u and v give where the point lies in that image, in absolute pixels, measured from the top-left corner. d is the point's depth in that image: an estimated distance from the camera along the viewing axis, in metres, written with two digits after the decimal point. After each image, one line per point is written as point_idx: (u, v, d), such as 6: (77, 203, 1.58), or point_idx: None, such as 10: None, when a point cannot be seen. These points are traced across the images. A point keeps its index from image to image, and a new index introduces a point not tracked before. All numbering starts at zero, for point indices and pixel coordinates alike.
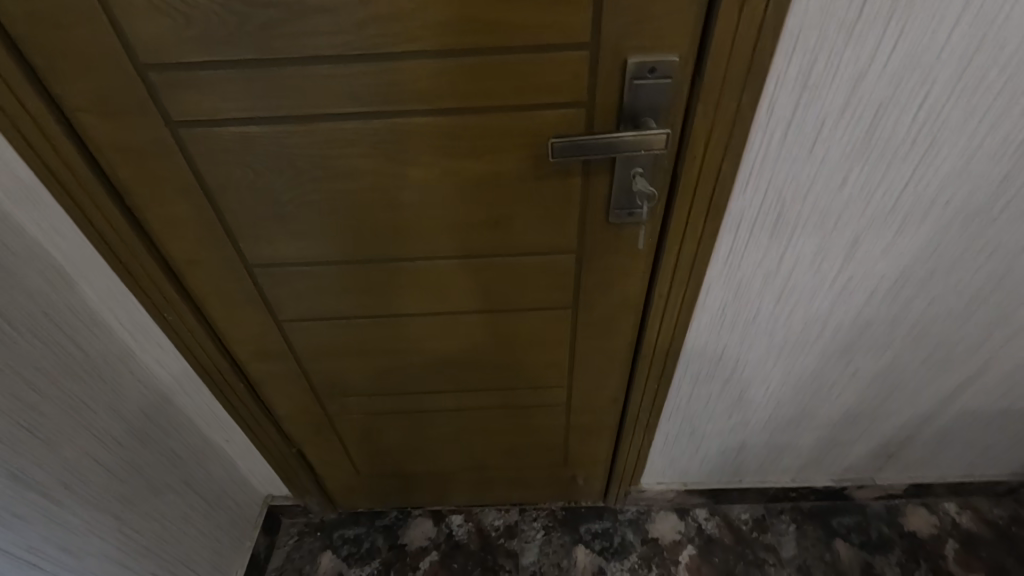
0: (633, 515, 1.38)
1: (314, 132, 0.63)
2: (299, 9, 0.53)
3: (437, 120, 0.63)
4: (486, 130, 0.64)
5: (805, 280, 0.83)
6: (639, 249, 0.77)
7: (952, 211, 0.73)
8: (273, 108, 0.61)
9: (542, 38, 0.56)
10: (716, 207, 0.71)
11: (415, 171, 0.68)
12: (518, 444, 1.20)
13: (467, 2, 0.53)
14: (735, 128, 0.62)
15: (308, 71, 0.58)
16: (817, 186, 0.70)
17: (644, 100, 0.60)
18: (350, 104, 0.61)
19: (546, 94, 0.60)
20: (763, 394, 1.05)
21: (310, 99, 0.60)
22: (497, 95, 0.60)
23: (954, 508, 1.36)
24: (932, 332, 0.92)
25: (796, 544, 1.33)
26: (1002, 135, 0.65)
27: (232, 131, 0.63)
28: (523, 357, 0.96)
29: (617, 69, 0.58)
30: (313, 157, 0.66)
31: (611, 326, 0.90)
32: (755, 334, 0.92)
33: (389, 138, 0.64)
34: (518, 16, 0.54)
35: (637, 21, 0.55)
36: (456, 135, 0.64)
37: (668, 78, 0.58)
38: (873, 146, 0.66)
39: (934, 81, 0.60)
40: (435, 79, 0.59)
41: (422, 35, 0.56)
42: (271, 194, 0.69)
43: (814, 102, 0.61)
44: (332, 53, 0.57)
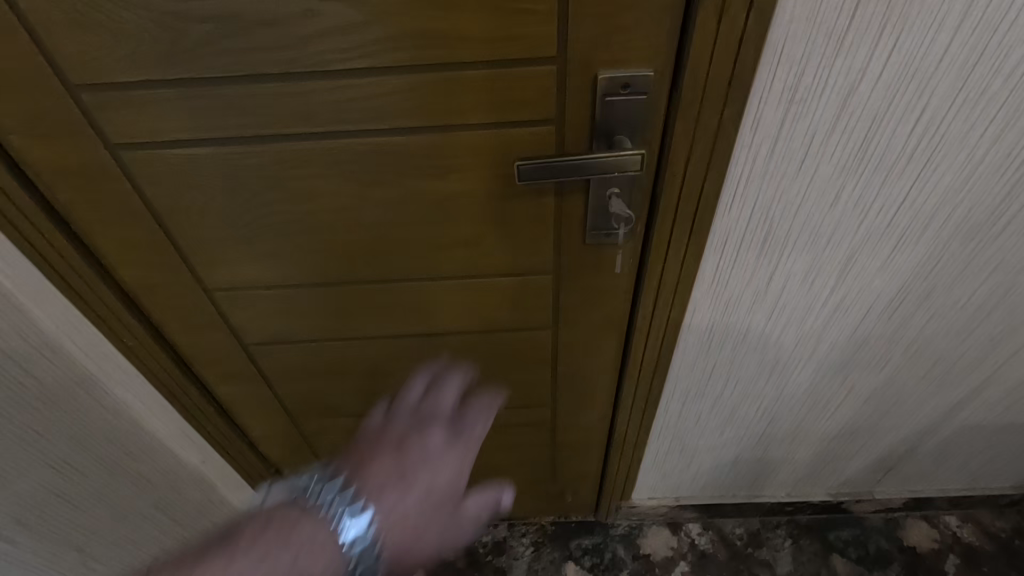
0: (625, 530, 1.34)
1: (265, 153, 0.59)
2: (238, 23, 0.49)
3: (396, 140, 0.58)
4: (450, 149, 0.59)
5: (796, 299, 0.78)
6: (620, 269, 0.73)
7: (952, 227, 0.68)
8: (219, 128, 0.57)
9: (505, 52, 0.51)
10: (700, 226, 0.66)
11: (377, 193, 0.63)
12: (503, 462, 1.16)
13: (420, 14, 0.49)
14: (717, 145, 0.58)
15: (253, 90, 0.54)
16: (807, 203, 0.65)
17: (618, 117, 0.56)
18: (302, 124, 0.56)
19: (513, 111, 0.56)
20: (755, 412, 1.01)
21: (257, 119, 0.56)
22: (459, 112, 0.56)
23: (956, 521, 1.32)
24: (931, 349, 0.87)
25: (792, 559, 1.29)
26: (1006, 148, 0.60)
27: (177, 152, 0.59)
28: (504, 377, 0.92)
29: (588, 84, 0.54)
30: (266, 180, 0.61)
31: (594, 346, 0.86)
32: (746, 352, 0.88)
33: (347, 159, 0.60)
34: (478, 29, 0.50)
35: (606, 32, 0.50)
36: (419, 155, 0.60)
37: (643, 94, 0.54)
38: (866, 161, 0.61)
39: (932, 93, 0.55)
40: (391, 97, 0.54)
41: (374, 50, 0.51)
42: (225, 218, 0.65)
43: (802, 116, 0.57)
44: (278, 71, 0.52)
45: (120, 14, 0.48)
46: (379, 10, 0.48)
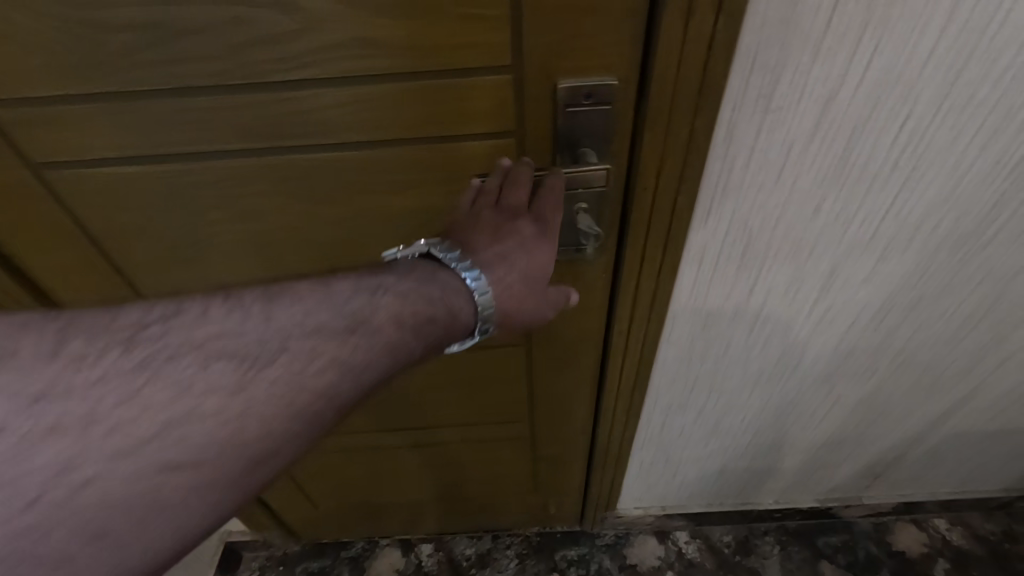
0: (611, 540, 1.31)
1: (203, 171, 0.55)
2: (158, 33, 0.45)
3: (345, 154, 0.54)
4: (404, 164, 0.55)
5: (779, 312, 0.75)
6: (593, 285, 0.69)
7: (940, 237, 0.65)
8: (151, 146, 0.52)
9: (455, 61, 0.47)
10: (674, 240, 0.63)
11: (329, 211, 0.59)
12: (484, 476, 1.13)
13: (359, 21, 0.44)
14: (689, 157, 0.54)
15: (183, 104, 0.49)
16: (787, 215, 0.62)
17: (583, 129, 0.52)
18: (241, 140, 0.52)
19: (468, 123, 0.52)
20: (739, 423, 0.98)
21: (191, 136, 0.52)
22: (411, 125, 0.52)
23: (945, 524, 1.30)
24: (918, 359, 0.85)
25: (781, 567, 1.27)
26: (995, 156, 0.57)
27: (108, 172, 0.54)
28: (479, 392, 0.89)
29: (547, 94, 0.50)
30: (208, 199, 0.57)
31: (571, 361, 0.82)
32: (728, 365, 0.84)
33: (293, 176, 0.56)
34: (424, 36, 0.46)
35: (565, 38, 0.46)
36: (371, 170, 0.56)
37: (607, 104, 0.50)
38: (848, 171, 0.57)
39: (916, 99, 0.51)
40: (335, 109, 0.50)
41: (311, 61, 0.47)
42: (167, 240, 0.61)
43: (779, 125, 0.53)
44: (208, 84, 0.48)
45: (27, 24, 0.44)
46: (314, 17, 0.44)
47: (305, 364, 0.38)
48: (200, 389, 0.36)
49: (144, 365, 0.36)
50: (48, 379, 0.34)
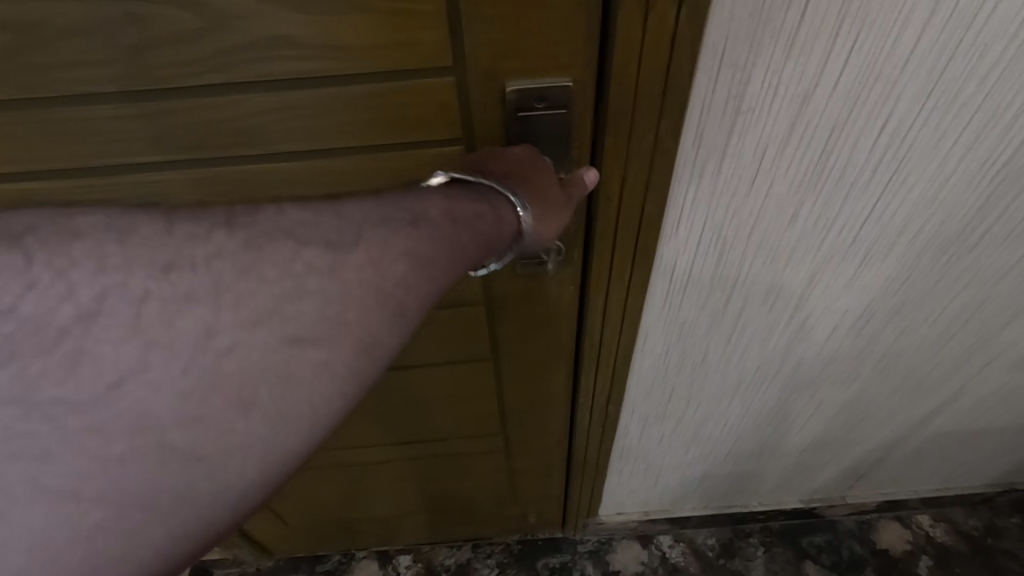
0: (593, 546, 1.28)
1: (116, 186, 0.49)
2: (42, 33, 0.39)
3: (276, 167, 0.49)
4: (343, 176, 0.50)
5: (756, 320, 0.71)
6: (561, 298, 0.65)
7: (923, 242, 0.62)
8: (52, 159, 0.47)
9: (389, 63, 0.42)
10: (644, 251, 0.59)
11: None
12: (459, 488, 1.09)
13: (275, 18, 0.39)
14: (655, 164, 0.50)
15: (82, 113, 0.44)
16: (763, 222, 0.58)
17: (537, 136, 0.47)
18: (154, 152, 0.47)
19: (411, 131, 0.47)
20: (719, 430, 0.95)
21: (97, 148, 0.46)
22: (347, 134, 0.47)
23: (928, 520, 1.29)
24: (901, 364, 0.82)
25: (765, 569, 1.25)
26: (981, 157, 0.53)
27: (8, 188, 0.49)
28: (448, 407, 0.85)
29: (496, 97, 0.45)
30: None
31: (543, 375, 0.78)
32: (706, 374, 0.81)
33: (219, 190, 0.51)
34: (350, 36, 0.40)
35: (511, 36, 0.41)
36: (307, 183, 0.50)
37: (563, 108, 0.45)
38: (826, 175, 0.53)
39: (898, 98, 0.47)
40: (259, 117, 0.45)
41: (224, 63, 0.42)
42: None
43: (752, 128, 0.49)
44: (109, 90, 0.43)
45: None
46: (222, 14, 0.39)
47: (382, 252, 0.34)
48: (298, 266, 0.32)
49: (249, 242, 0.32)
50: (167, 260, 0.31)
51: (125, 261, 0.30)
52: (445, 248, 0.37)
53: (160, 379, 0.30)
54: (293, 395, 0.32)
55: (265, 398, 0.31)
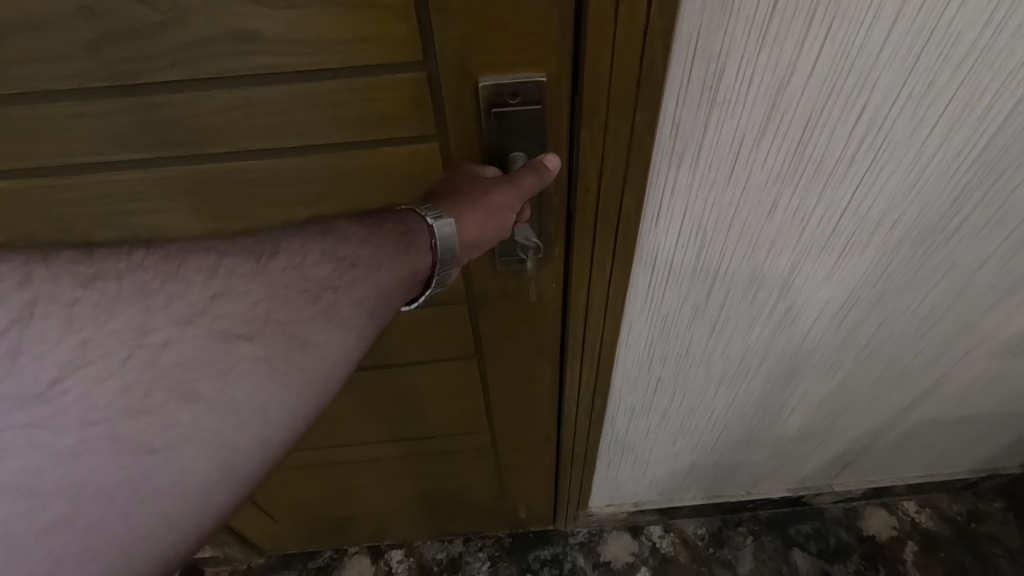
0: (584, 538, 1.29)
1: (83, 183, 0.49)
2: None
3: (247, 164, 0.49)
4: (317, 175, 0.50)
5: (739, 311, 0.71)
6: (544, 296, 0.65)
7: (902, 232, 0.62)
8: (18, 157, 0.47)
9: (358, 59, 0.42)
10: (624, 244, 0.58)
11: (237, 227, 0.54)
12: (448, 486, 1.09)
13: (236, 14, 0.39)
14: (633, 156, 0.49)
15: (44, 110, 0.44)
16: (742, 214, 0.58)
17: (513, 134, 0.47)
18: (119, 150, 0.47)
19: (384, 128, 0.47)
20: (706, 422, 0.96)
21: (62, 147, 0.46)
22: (319, 130, 0.47)
23: (914, 507, 1.31)
24: (883, 354, 0.82)
25: (754, 558, 1.27)
26: (958, 146, 0.53)
27: None
28: (434, 406, 0.85)
29: (469, 93, 0.45)
30: (93, 215, 0.52)
31: (529, 373, 0.78)
32: (690, 366, 0.81)
33: (188, 189, 0.50)
34: (314, 31, 0.40)
35: (480, 30, 0.41)
36: (280, 180, 0.50)
37: (537, 104, 0.45)
38: (803, 166, 0.53)
39: (873, 88, 0.47)
40: (224, 114, 0.45)
41: (186, 59, 0.41)
42: None
43: (728, 118, 0.48)
44: (70, 86, 0.43)
45: None
46: (183, 10, 0.39)
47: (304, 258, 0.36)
48: (225, 273, 0.34)
49: (172, 255, 0.33)
50: (91, 273, 0.31)
51: (59, 271, 0.31)
52: (364, 248, 0.39)
53: (102, 374, 0.31)
54: (236, 389, 0.33)
55: (208, 391, 0.32)
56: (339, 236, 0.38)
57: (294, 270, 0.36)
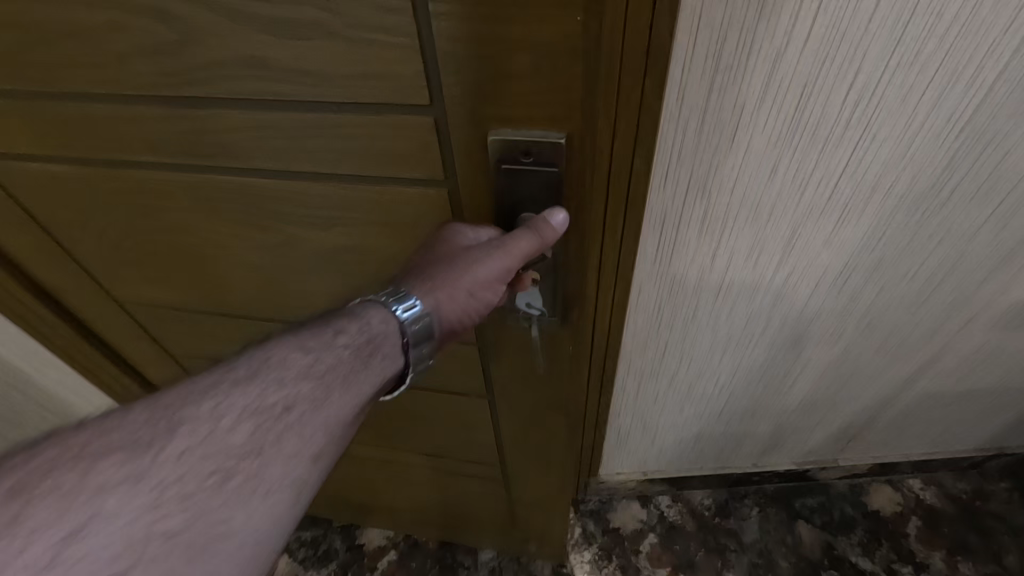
0: (594, 506, 1.35)
1: (136, 176, 0.58)
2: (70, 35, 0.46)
3: (268, 183, 0.56)
4: (332, 202, 0.57)
5: (743, 275, 0.76)
6: (560, 355, 0.73)
7: (898, 196, 0.66)
8: (91, 149, 0.56)
9: (362, 92, 0.47)
10: (635, 204, 0.63)
11: (259, 233, 0.62)
12: (459, 500, 1.13)
13: (256, 37, 0.44)
14: (642, 122, 0.54)
15: (109, 110, 0.52)
16: (744, 178, 0.62)
17: (519, 187, 0.53)
18: (160, 153, 0.55)
19: (392, 165, 0.53)
20: (712, 390, 1.01)
21: (123, 142, 0.55)
22: (333, 162, 0.53)
23: (919, 484, 1.34)
24: (884, 322, 0.86)
25: (758, 528, 1.31)
26: (947, 113, 0.57)
27: (59, 168, 0.59)
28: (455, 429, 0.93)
29: (480, 145, 0.51)
30: (146, 204, 0.61)
31: (542, 421, 0.85)
32: (697, 331, 0.86)
33: (221, 195, 0.58)
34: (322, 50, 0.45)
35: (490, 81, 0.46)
36: (302, 203, 0.58)
37: (544, 162, 0.50)
38: (801, 132, 0.58)
39: (865, 56, 0.52)
40: (248, 134, 0.52)
41: (217, 79, 0.48)
42: (119, 237, 0.66)
43: (729, 86, 0.53)
44: (128, 92, 0.50)
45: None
46: (212, 33, 0.45)
47: (224, 418, 0.41)
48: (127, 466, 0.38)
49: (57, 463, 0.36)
50: None
51: None
52: (305, 384, 0.44)
53: None
54: None
55: None
56: (271, 379, 0.44)
57: (209, 438, 0.40)
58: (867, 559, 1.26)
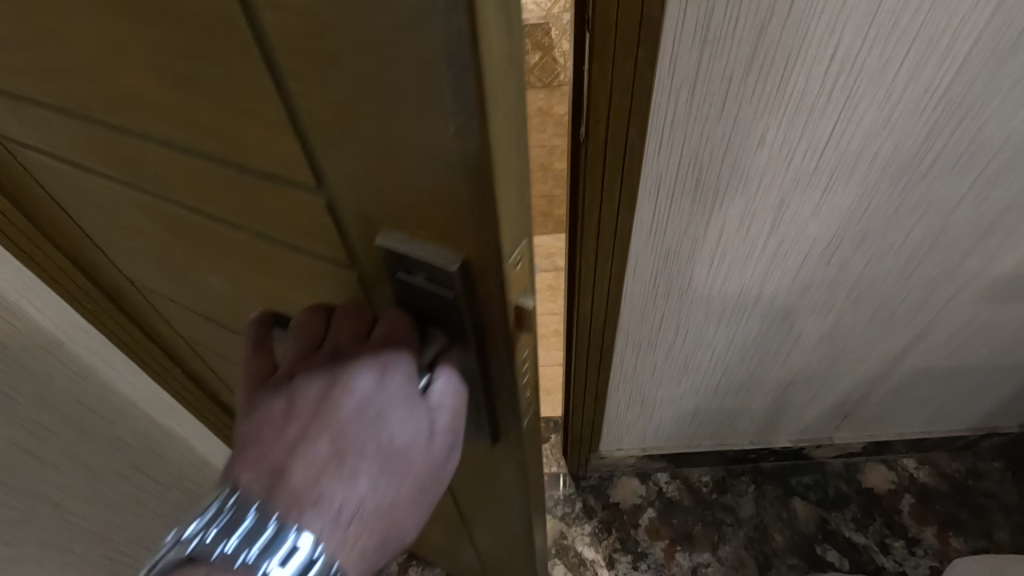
0: (595, 482, 1.39)
1: (92, 179, 0.52)
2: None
3: (199, 220, 0.48)
4: (261, 254, 0.48)
5: (735, 245, 0.80)
6: (504, 469, 0.61)
7: (879, 167, 0.70)
8: (51, 148, 0.51)
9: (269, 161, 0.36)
10: (630, 172, 0.68)
11: (210, 264, 0.56)
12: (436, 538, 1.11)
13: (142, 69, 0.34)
14: (635, 91, 0.59)
15: (44, 114, 0.45)
16: (733, 147, 0.67)
17: (421, 303, 0.41)
18: (98, 162, 0.48)
19: (308, 242, 0.42)
20: (707, 362, 1.05)
21: (69, 148, 0.49)
22: (247, 217, 0.43)
23: (913, 463, 1.37)
24: (872, 294, 0.90)
25: (755, 504, 1.34)
26: (924, 85, 0.61)
27: (37, 157, 0.55)
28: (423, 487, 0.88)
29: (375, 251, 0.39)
30: (115, 208, 0.57)
31: (498, 516, 0.76)
32: (692, 302, 0.90)
33: (166, 219, 0.51)
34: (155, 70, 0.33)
35: (361, 161, 0.33)
36: (235, 249, 0.50)
37: (442, 287, 0.38)
38: (786, 102, 0.62)
39: (843, 29, 0.55)
40: (167, 171, 0.43)
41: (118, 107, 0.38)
42: (113, 230, 0.65)
43: (717, 56, 0.57)
44: (55, 104, 0.43)
45: None
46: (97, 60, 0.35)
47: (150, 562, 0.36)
48: None
49: None
50: None
51: None
52: None
53: None
54: None
55: None
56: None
57: None
58: (861, 533, 1.29)
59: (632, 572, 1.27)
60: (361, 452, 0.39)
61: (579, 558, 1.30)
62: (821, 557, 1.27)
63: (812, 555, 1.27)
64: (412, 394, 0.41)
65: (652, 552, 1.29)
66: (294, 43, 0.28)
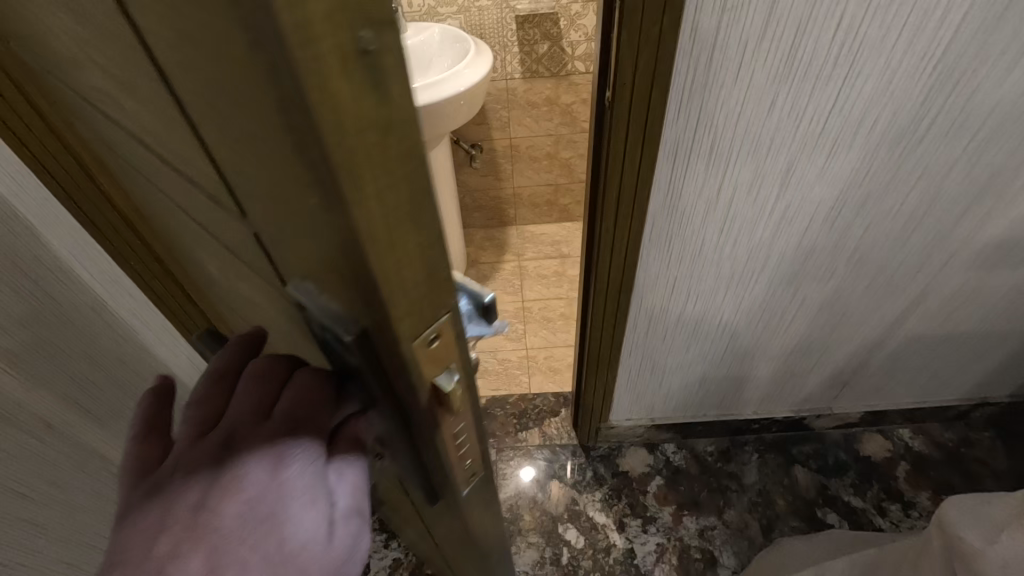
0: (604, 452, 1.46)
1: (133, 172, 0.55)
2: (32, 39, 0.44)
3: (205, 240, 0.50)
4: (245, 280, 0.49)
5: (745, 209, 0.86)
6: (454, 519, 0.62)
7: (879, 133, 0.76)
8: (104, 138, 0.54)
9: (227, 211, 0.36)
10: (651, 136, 0.74)
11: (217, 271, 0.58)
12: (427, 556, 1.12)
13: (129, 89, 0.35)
14: (660, 55, 0.65)
15: (95, 112, 0.48)
16: (746, 112, 0.72)
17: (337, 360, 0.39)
18: (135, 165, 0.50)
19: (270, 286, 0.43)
20: (715, 328, 1.11)
21: (113, 142, 0.51)
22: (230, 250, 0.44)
23: (908, 434, 1.44)
24: (872, 259, 0.96)
25: (758, 471, 1.40)
26: (920, 51, 0.67)
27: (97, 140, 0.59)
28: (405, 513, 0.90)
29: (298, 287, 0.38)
30: (154, 200, 0.59)
31: (474, 549, 0.78)
32: (703, 266, 0.96)
33: (184, 227, 0.54)
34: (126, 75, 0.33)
35: (259, 194, 0.31)
36: (231, 272, 0.51)
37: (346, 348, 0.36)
38: (796, 68, 0.68)
39: None
40: (176, 194, 0.45)
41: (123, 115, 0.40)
42: (153, 215, 0.68)
43: (735, 22, 0.63)
44: (102, 112, 0.45)
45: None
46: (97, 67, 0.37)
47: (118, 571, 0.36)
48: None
49: None
50: None
51: None
52: None
53: None
54: None
55: None
56: None
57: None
58: (859, 498, 1.35)
59: (641, 535, 1.32)
60: (241, 566, 0.34)
61: (591, 522, 1.35)
62: (822, 519, 1.32)
63: (813, 517, 1.33)
64: (315, 479, 0.38)
65: (660, 517, 1.35)
66: (187, 68, 0.26)
